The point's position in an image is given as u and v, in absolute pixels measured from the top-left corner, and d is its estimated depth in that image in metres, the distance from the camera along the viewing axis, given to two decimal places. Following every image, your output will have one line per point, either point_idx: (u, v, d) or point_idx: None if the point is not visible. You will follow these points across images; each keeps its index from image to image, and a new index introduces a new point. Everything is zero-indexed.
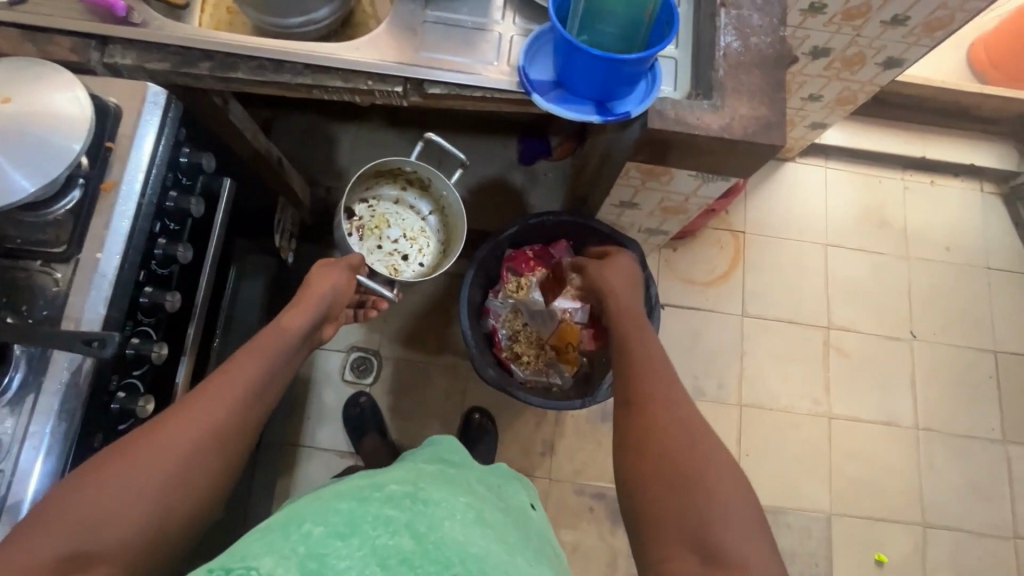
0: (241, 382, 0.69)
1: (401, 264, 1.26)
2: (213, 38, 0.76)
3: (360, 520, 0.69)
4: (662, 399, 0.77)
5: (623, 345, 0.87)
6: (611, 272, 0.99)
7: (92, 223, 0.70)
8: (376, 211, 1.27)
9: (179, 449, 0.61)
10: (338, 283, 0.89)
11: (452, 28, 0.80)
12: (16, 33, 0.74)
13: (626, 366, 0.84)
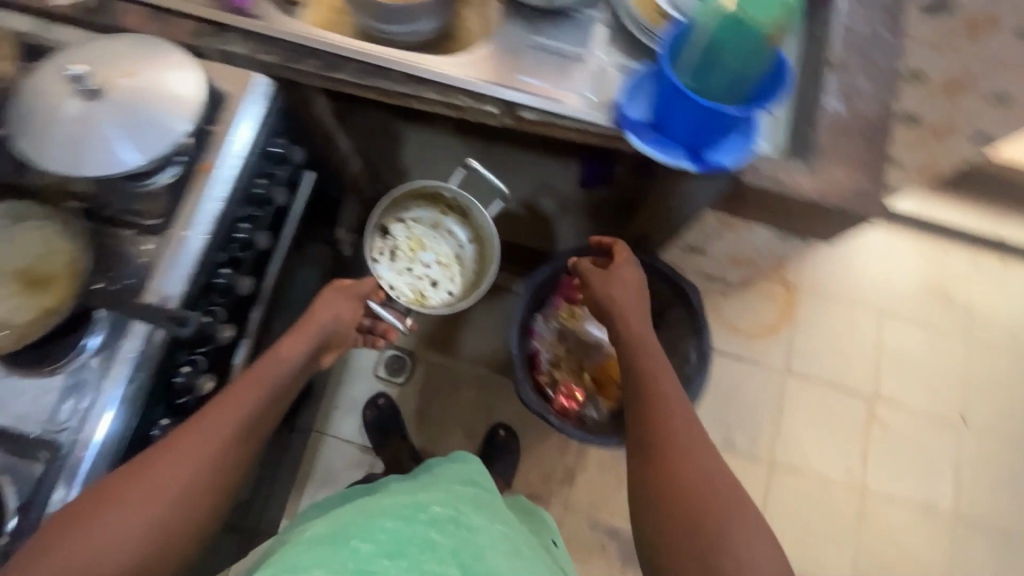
0: (244, 397, 0.70)
1: (429, 289, 1.25)
2: (326, 40, 0.79)
3: (407, 541, 0.74)
4: (683, 443, 0.75)
5: (634, 378, 0.84)
6: (611, 285, 0.95)
7: (185, 200, 0.73)
8: (412, 233, 1.27)
9: (181, 475, 0.62)
10: (345, 315, 0.91)
11: (553, 56, 0.80)
12: (143, 11, 0.78)
13: (639, 401, 0.81)
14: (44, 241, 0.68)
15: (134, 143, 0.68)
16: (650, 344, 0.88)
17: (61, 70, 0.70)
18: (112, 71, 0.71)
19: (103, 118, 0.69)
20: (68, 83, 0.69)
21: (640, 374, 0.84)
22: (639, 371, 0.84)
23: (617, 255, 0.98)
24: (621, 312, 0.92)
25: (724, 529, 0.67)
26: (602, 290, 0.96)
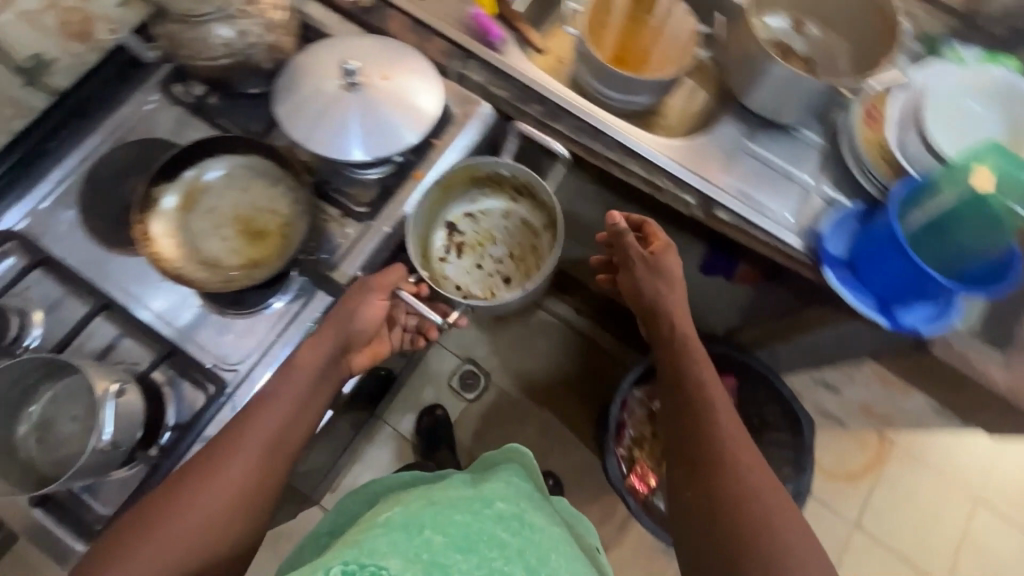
0: (303, 364, 0.67)
1: (501, 291, 0.94)
2: (554, 90, 0.83)
3: (476, 537, 0.66)
4: (733, 465, 0.70)
5: (680, 395, 0.78)
6: (656, 277, 0.83)
7: (392, 199, 0.78)
8: (478, 226, 0.95)
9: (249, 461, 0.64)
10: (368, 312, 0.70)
11: (763, 167, 0.81)
12: (407, 20, 0.85)
13: (686, 415, 0.76)
14: (271, 198, 0.75)
15: (370, 141, 0.75)
16: (698, 357, 0.80)
17: (335, 60, 0.79)
18: (373, 70, 0.78)
19: (354, 111, 0.76)
20: (336, 73, 0.77)
21: (690, 395, 0.77)
22: (690, 390, 0.78)
23: (653, 241, 0.85)
24: (668, 321, 0.83)
25: (777, 555, 0.64)
26: (647, 286, 0.83)
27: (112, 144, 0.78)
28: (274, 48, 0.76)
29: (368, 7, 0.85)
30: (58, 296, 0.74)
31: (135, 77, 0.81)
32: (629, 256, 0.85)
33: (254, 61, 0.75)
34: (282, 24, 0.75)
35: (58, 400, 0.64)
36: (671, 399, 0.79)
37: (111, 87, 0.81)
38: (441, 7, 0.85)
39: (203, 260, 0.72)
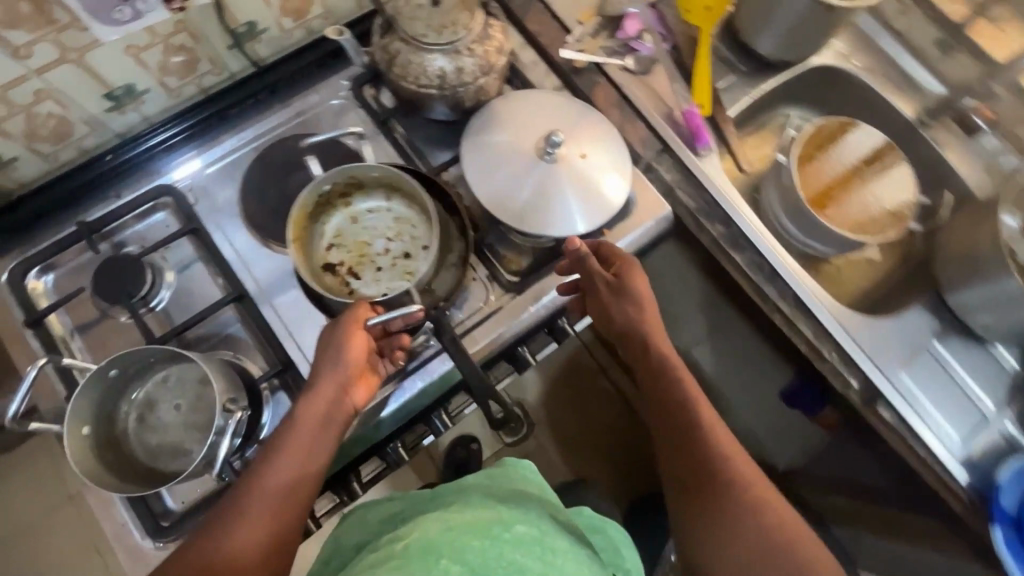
0: (342, 365, 0.60)
1: (419, 264, 0.71)
2: (745, 215, 0.76)
3: (495, 567, 0.48)
4: (738, 491, 0.62)
5: (661, 419, 0.68)
6: (626, 298, 0.70)
7: (542, 280, 0.73)
8: (346, 243, 0.72)
9: (279, 483, 0.57)
10: (345, 345, 0.60)
11: (942, 377, 0.72)
12: (613, 93, 0.79)
13: (673, 436, 0.67)
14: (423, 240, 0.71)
15: (542, 218, 0.71)
16: (676, 368, 0.69)
17: (534, 121, 0.74)
18: (571, 143, 0.73)
19: (539, 181, 0.71)
20: (532, 136, 0.73)
21: (672, 420, 0.67)
22: (673, 412, 0.67)
23: (617, 260, 0.71)
24: (637, 332, 0.71)
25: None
26: (616, 313, 0.70)
27: (292, 133, 0.78)
28: (480, 90, 0.72)
29: (580, 68, 0.80)
30: (192, 262, 0.73)
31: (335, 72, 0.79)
32: (591, 287, 0.70)
33: (456, 97, 0.71)
34: (495, 67, 0.70)
35: (168, 383, 0.62)
36: (652, 417, 0.69)
37: (308, 73, 0.79)
38: (655, 91, 0.79)
39: (339, 285, 0.70)
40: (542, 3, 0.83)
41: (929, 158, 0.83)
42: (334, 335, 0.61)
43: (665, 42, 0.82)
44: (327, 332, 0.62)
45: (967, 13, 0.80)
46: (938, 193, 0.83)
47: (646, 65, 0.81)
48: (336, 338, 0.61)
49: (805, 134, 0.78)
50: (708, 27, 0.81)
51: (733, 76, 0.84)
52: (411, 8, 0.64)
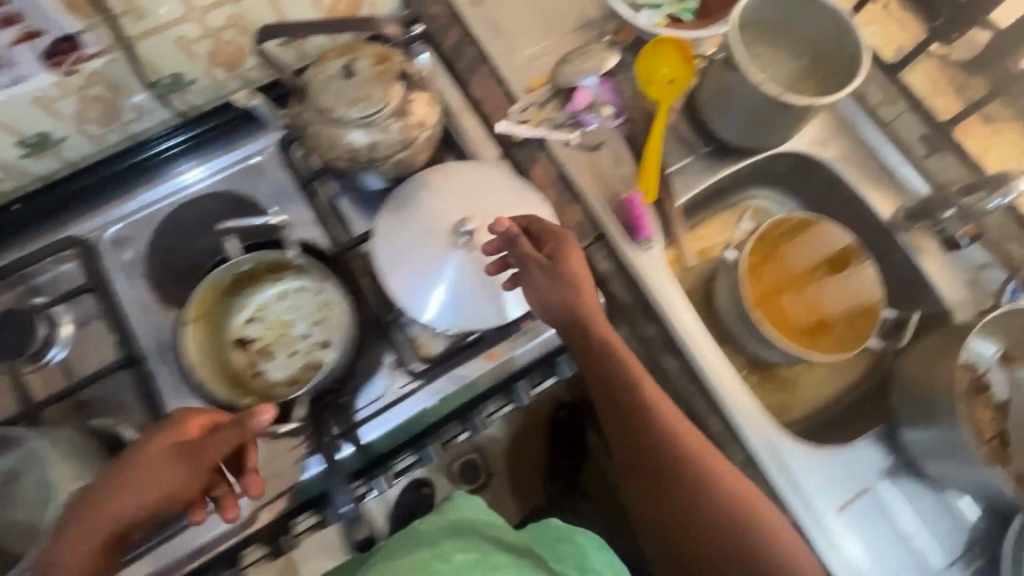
0: (160, 479, 0.53)
1: (334, 355, 0.65)
2: (681, 317, 0.69)
3: None
4: (702, 474, 0.61)
5: (615, 415, 0.64)
6: (560, 284, 0.63)
7: (451, 370, 0.67)
8: (266, 320, 0.66)
9: (88, 540, 0.51)
10: (164, 467, 0.53)
11: (890, 522, 0.63)
12: (554, 171, 0.74)
13: (625, 433, 0.63)
14: (337, 328, 0.65)
15: (455, 316, 0.65)
16: (611, 350, 0.64)
17: (458, 200, 0.68)
18: None
19: (445, 273, 0.65)
20: (452, 218, 0.67)
21: (626, 415, 0.63)
22: (625, 407, 0.63)
23: (548, 240, 0.65)
24: (579, 324, 0.64)
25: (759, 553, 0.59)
26: (552, 298, 0.64)
27: (221, 189, 0.75)
28: (402, 163, 0.67)
29: (520, 142, 0.75)
30: (94, 319, 0.71)
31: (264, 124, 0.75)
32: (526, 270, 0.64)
33: (371, 170, 0.66)
34: (418, 142, 0.66)
35: (34, 456, 0.57)
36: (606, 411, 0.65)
37: (238, 124, 0.75)
38: (599, 171, 0.74)
39: (246, 367, 0.64)
40: (490, 67, 0.78)
41: (905, 264, 0.74)
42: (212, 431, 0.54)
43: (616, 118, 0.76)
44: (202, 430, 0.55)
45: (956, 111, 0.73)
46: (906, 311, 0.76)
47: (593, 141, 0.76)
48: (214, 437, 0.54)
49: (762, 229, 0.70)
50: (665, 104, 0.75)
51: (691, 158, 0.76)
52: (323, 77, 0.61)
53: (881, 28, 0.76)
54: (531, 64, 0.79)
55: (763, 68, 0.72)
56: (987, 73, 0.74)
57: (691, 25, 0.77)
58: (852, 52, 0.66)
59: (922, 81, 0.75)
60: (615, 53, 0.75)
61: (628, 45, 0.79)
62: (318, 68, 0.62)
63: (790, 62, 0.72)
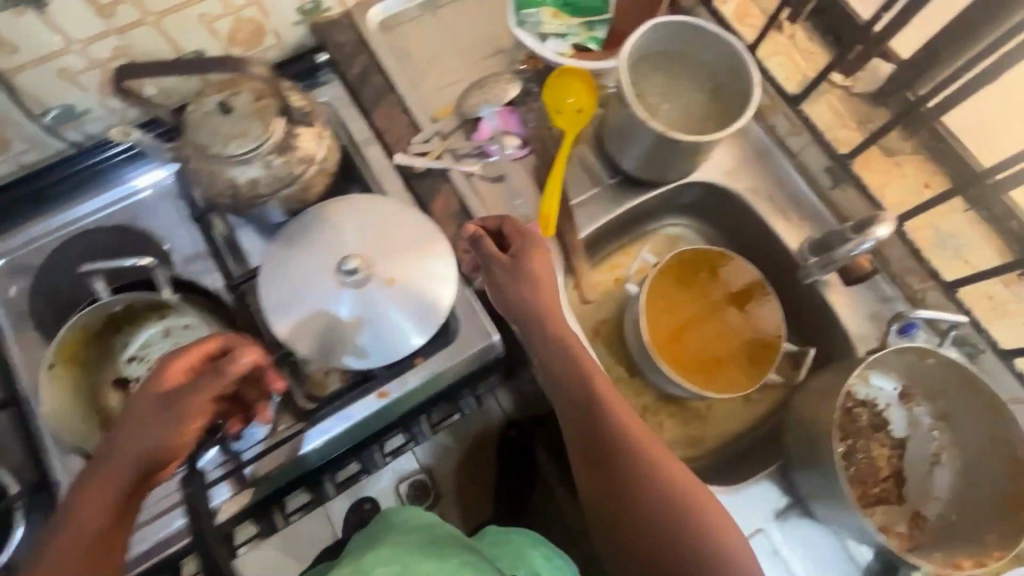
0: (157, 427, 0.48)
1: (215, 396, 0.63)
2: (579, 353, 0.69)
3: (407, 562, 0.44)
4: (654, 475, 0.56)
5: (569, 412, 0.61)
6: (522, 280, 0.62)
7: (339, 409, 0.66)
8: (149, 359, 0.63)
9: (78, 536, 0.46)
10: (166, 406, 0.49)
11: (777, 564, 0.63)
12: (454, 204, 0.73)
13: (585, 431, 0.59)
14: None
15: (351, 352, 0.65)
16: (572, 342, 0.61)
17: (349, 235, 0.67)
18: (383, 265, 0.66)
19: (340, 309, 0.64)
20: (342, 255, 0.66)
21: (582, 409, 0.59)
22: (581, 401, 0.60)
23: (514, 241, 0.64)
24: (536, 319, 0.62)
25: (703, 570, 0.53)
26: (510, 295, 0.62)
27: (117, 223, 0.73)
28: (288, 198, 0.66)
29: (421, 173, 0.74)
30: None
31: (149, 157, 0.72)
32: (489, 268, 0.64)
33: (258, 206, 0.65)
34: (302, 178, 0.65)
35: None
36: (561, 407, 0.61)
37: (129, 156, 0.73)
38: (500, 204, 0.74)
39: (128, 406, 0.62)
40: (395, 96, 0.77)
41: (812, 295, 0.73)
42: (191, 380, 0.50)
43: (521, 148, 0.75)
44: (183, 376, 0.51)
45: (857, 143, 0.72)
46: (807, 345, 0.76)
47: (496, 172, 0.75)
48: (187, 388, 0.49)
49: (667, 260, 0.71)
50: (569, 134, 0.74)
51: (598, 189, 0.76)
52: (200, 115, 0.60)
53: (785, 60, 0.76)
54: (439, 93, 0.79)
55: (657, 98, 0.71)
56: (887, 106, 0.73)
57: (599, 55, 0.76)
58: (744, 91, 0.68)
59: (824, 113, 0.74)
60: (517, 83, 0.76)
61: (534, 75, 0.78)
62: (196, 105, 0.60)
63: (692, 95, 0.71)
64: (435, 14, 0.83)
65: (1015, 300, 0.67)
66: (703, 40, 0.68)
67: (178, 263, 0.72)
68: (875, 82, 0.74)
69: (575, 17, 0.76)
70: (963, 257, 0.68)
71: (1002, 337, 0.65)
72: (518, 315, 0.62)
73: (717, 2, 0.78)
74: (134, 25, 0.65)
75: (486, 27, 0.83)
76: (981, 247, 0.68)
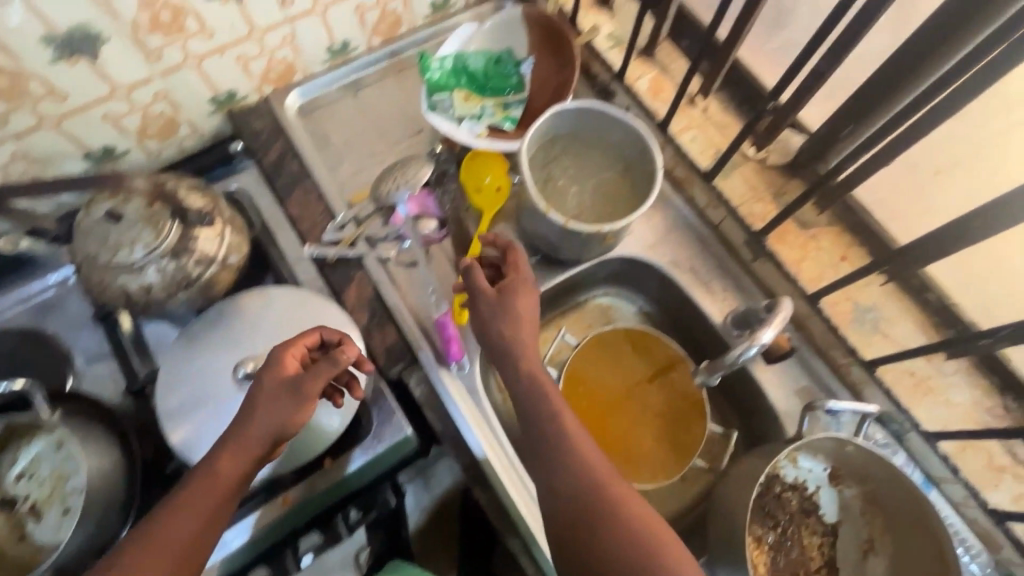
0: (285, 407, 0.54)
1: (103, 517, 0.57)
2: (497, 444, 0.67)
3: None
4: (620, 510, 0.50)
5: (533, 445, 0.55)
6: (504, 315, 0.59)
7: (245, 517, 0.63)
8: (37, 476, 0.58)
9: (208, 499, 0.50)
10: (291, 387, 0.55)
11: None
12: (369, 292, 0.72)
13: (546, 460, 0.54)
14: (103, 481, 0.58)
15: None
16: (530, 373, 0.57)
17: (247, 336, 0.65)
18: None
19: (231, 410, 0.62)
20: (239, 359, 0.64)
21: (547, 439, 0.54)
22: (547, 431, 0.54)
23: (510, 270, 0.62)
24: (505, 351, 0.58)
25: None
26: (489, 327, 0.59)
27: (17, 325, 0.70)
28: (188, 300, 0.64)
29: (334, 261, 0.73)
30: None
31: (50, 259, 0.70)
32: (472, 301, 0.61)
33: (157, 309, 0.63)
34: (202, 279, 0.63)
35: None
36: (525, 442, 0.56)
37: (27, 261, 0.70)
38: (418, 290, 0.73)
39: (16, 526, 0.58)
40: (312, 182, 0.77)
41: (736, 372, 0.70)
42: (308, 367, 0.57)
43: (439, 229, 0.74)
44: (297, 364, 0.57)
45: (773, 217, 0.71)
46: (730, 425, 0.74)
47: (413, 256, 0.74)
48: (308, 373, 0.55)
49: (585, 339, 0.75)
50: (487, 214, 0.74)
51: None
52: (90, 223, 0.59)
53: (698, 133, 0.76)
54: (357, 176, 0.80)
55: (565, 178, 0.71)
56: (801, 178, 0.72)
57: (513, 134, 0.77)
58: (651, 173, 0.68)
59: (738, 186, 0.73)
60: (430, 165, 0.75)
61: (448, 155, 0.78)
62: (86, 212, 0.59)
63: (603, 173, 0.72)
64: (355, 96, 0.84)
65: (938, 376, 0.65)
66: (606, 123, 0.69)
67: (81, 363, 0.69)
68: (788, 153, 0.72)
69: (488, 97, 0.77)
70: (884, 331, 0.66)
71: (925, 418, 0.63)
72: (494, 348, 0.59)
73: (629, 77, 0.79)
74: (31, 130, 0.64)
75: (407, 108, 0.84)
76: (901, 321, 0.66)
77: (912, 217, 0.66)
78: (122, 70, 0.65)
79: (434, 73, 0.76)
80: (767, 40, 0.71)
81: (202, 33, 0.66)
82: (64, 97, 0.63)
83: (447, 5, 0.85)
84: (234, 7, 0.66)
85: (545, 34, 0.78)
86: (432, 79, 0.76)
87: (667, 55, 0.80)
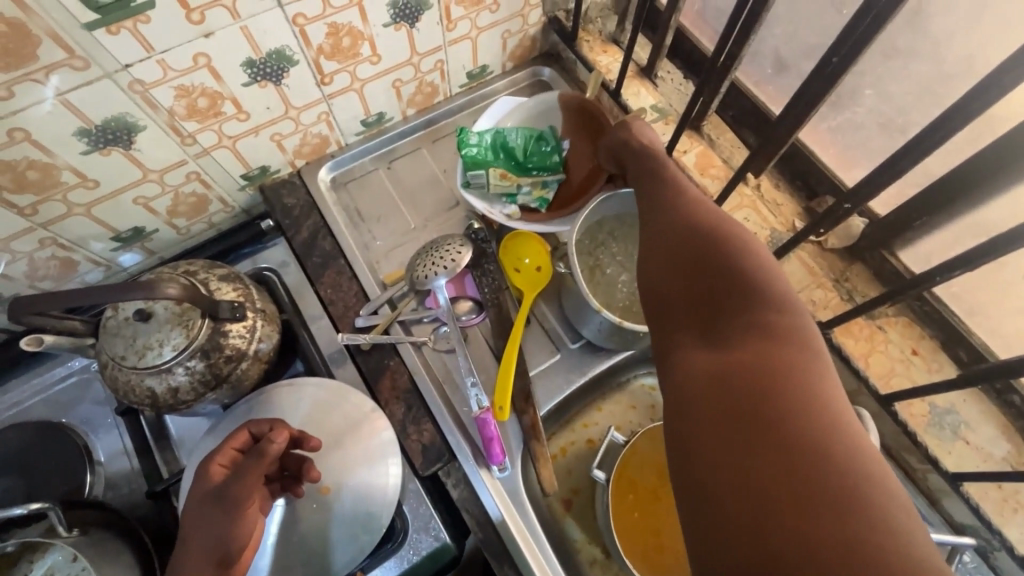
0: (216, 522, 0.47)
1: None
2: (539, 555, 0.62)
3: None
4: (792, 351, 0.35)
5: (662, 283, 0.42)
6: (640, 133, 0.57)
7: None
8: None
9: None
10: (218, 499, 0.48)
11: None
12: (404, 380, 0.68)
13: (656, 205, 0.48)
14: None
15: (282, 566, 0.57)
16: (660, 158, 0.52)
17: None
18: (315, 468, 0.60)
19: (271, 521, 0.58)
20: None
21: (699, 259, 0.41)
22: (704, 248, 0.41)
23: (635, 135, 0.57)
24: (670, 183, 0.49)
25: (894, 543, 0.27)
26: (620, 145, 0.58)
27: (34, 417, 0.67)
28: (215, 397, 0.61)
29: (367, 348, 0.69)
30: None
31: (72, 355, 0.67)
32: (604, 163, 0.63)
33: (184, 408, 0.60)
34: (231, 375, 0.60)
35: None
36: (662, 265, 0.43)
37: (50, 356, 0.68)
38: (455, 379, 0.69)
39: None
40: (345, 261, 0.74)
41: None
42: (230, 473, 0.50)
43: (477, 312, 0.71)
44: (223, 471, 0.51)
45: (837, 307, 0.66)
46: None
47: (450, 343, 0.70)
48: (229, 479, 0.49)
49: (637, 440, 0.68)
50: (529, 295, 0.70)
51: (558, 356, 0.71)
52: (118, 322, 0.55)
53: (751, 212, 0.72)
54: (391, 253, 0.77)
55: (613, 267, 0.67)
56: (865, 262, 0.68)
57: (544, 217, 0.73)
58: None
59: (796, 270, 0.69)
60: (470, 245, 0.71)
61: (487, 232, 0.74)
62: (114, 310, 0.56)
63: None
64: (389, 166, 0.81)
65: None
66: None
67: (101, 458, 0.66)
68: (849, 236, 0.68)
69: (526, 176, 0.74)
70: (965, 437, 0.61)
71: (1020, 540, 0.57)
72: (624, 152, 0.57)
73: (676, 152, 0.75)
74: (62, 217, 0.62)
75: (442, 181, 0.81)
76: (983, 425, 0.61)
77: (1009, 319, 0.60)
78: (155, 156, 0.62)
79: (472, 148, 0.73)
80: (825, 119, 0.68)
81: (239, 116, 0.64)
82: (94, 185, 0.61)
83: (483, 74, 0.83)
84: (271, 90, 0.64)
85: (582, 114, 0.75)
86: (469, 154, 0.73)
87: (715, 128, 0.76)
